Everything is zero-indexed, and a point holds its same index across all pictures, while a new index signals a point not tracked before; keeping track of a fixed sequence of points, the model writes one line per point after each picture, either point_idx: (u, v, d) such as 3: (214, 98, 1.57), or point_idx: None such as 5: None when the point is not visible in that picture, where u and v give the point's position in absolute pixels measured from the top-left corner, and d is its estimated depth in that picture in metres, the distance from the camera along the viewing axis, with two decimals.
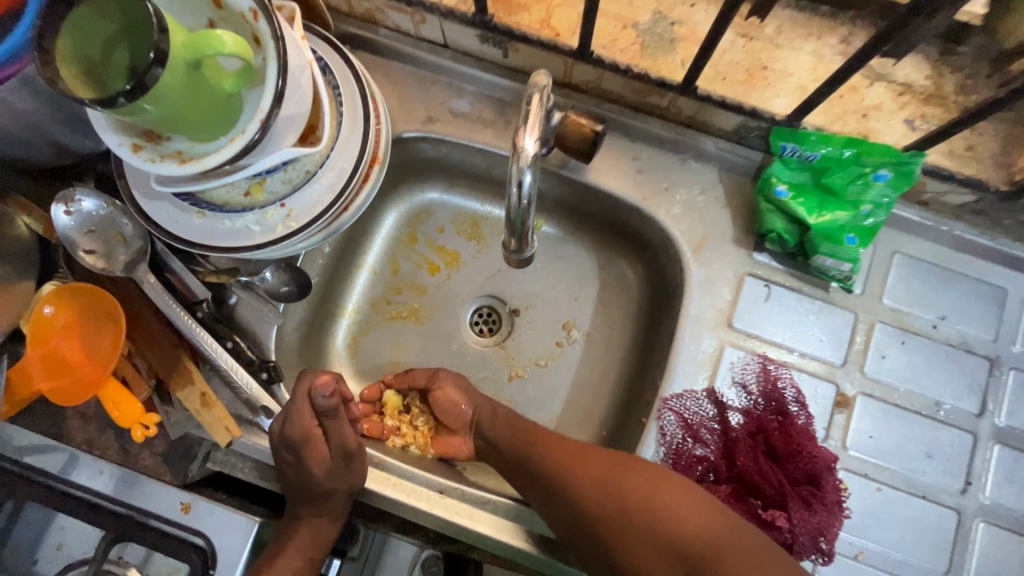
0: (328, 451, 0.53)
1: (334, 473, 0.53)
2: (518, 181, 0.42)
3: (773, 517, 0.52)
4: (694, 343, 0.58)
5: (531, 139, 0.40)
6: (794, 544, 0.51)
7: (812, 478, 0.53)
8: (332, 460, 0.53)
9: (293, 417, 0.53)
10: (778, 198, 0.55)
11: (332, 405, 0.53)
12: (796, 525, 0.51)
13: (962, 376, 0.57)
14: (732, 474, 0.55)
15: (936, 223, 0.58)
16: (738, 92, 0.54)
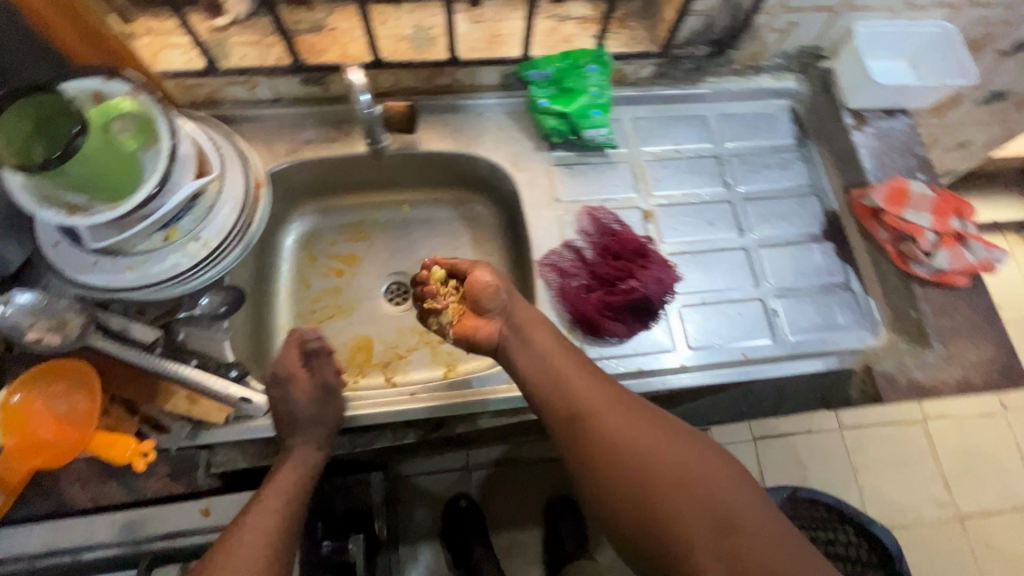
0: (311, 382, 0.65)
1: (315, 401, 0.65)
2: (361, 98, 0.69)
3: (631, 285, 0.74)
4: (540, 220, 0.80)
5: (355, 73, 0.67)
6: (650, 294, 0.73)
7: (642, 253, 0.76)
8: (313, 390, 0.65)
9: (282, 361, 0.66)
10: (543, 107, 0.82)
11: (314, 343, 0.66)
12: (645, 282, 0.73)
13: (706, 171, 0.87)
14: (599, 281, 0.76)
15: (646, 90, 0.89)
16: (487, 53, 0.80)
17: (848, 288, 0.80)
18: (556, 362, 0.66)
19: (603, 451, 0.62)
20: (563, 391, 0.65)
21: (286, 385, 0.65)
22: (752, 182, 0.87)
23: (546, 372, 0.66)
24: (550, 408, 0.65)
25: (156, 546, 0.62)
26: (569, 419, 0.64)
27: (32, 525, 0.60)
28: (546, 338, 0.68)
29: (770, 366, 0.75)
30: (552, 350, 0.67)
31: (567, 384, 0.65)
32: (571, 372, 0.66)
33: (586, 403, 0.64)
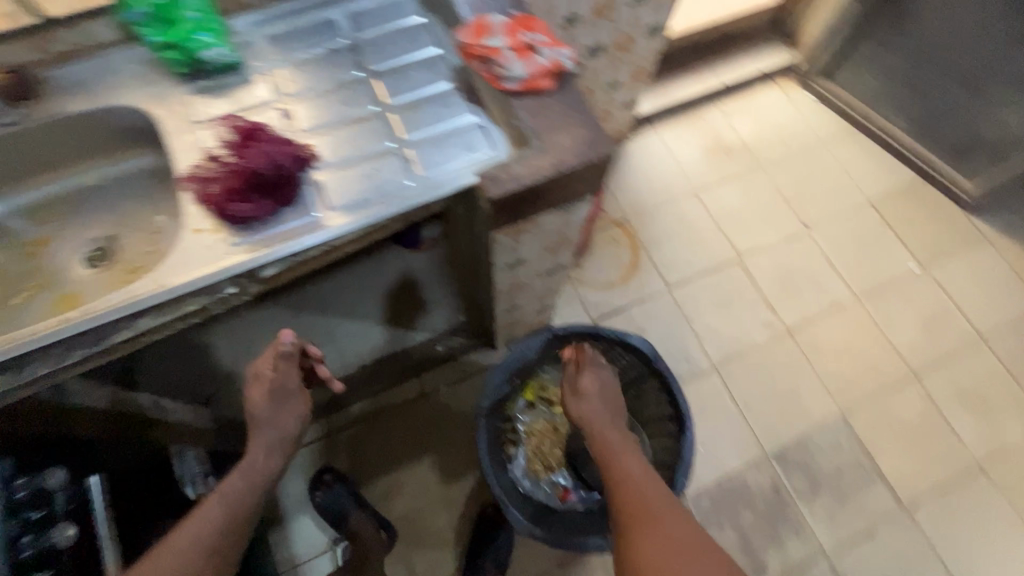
0: (285, 411, 0.90)
1: (275, 408, 0.88)
2: None
3: (237, 161, 0.79)
4: (181, 144, 0.86)
5: None
6: (250, 163, 0.78)
7: (250, 133, 0.82)
8: (280, 397, 0.89)
9: (263, 365, 0.88)
10: (157, 44, 0.88)
11: (287, 350, 0.85)
12: (247, 155, 0.79)
13: (339, 63, 0.95)
14: (222, 171, 0.82)
15: (266, 10, 0.96)
16: (83, 9, 0.86)
17: (478, 126, 0.90)
18: (594, 419, 1.00)
19: (608, 465, 0.92)
20: (602, 436, 0.97)
21: (259, 381, 0.89)
22: (384, 60, 0.96)
23: (588, 421, 1.00)
24: (603, 447, 0.95)
25: None
26: (615, 472, 0.90)
27: None
28: (611, 427, 0.99)
29: (407, 201, 0.83)
30: (598, 417, 0.99)
31: (600, 430, 0.98)
32: (615, 433, 0.97)
33: (625, 470, 0.90)
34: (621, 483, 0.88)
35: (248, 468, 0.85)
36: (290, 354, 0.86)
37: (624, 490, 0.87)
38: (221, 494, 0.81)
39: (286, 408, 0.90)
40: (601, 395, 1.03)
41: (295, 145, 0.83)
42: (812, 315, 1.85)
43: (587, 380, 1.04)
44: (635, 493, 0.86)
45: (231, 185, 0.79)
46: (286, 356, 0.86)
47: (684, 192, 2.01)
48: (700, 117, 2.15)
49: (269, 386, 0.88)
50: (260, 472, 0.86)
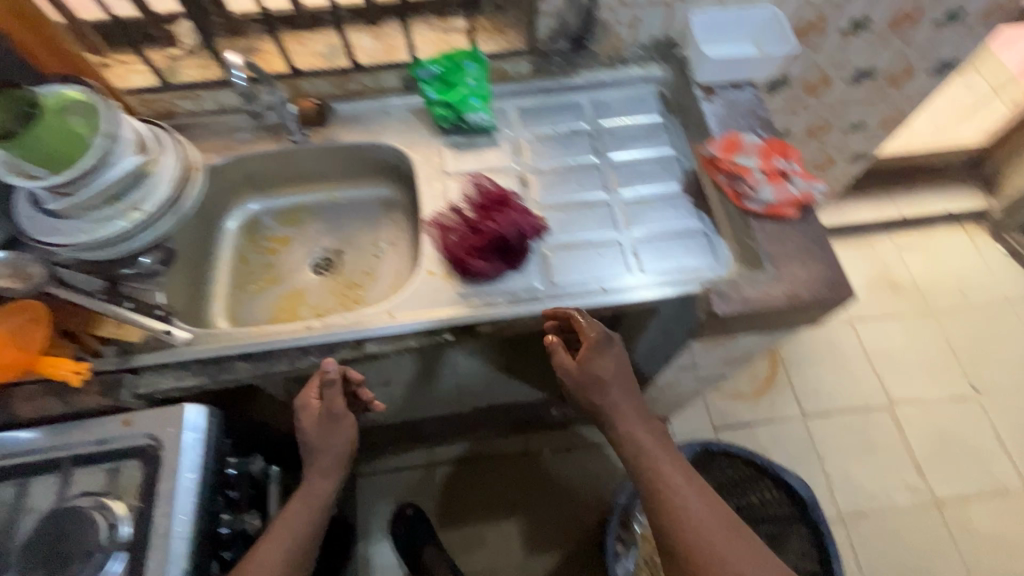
0: (325, 428, 0.82)
1: (324, 432, 0.82)
2: (233, 76, 0.84)
3: (489, 224, 0.85)
4: (430, 190, 0.95)
5: (232, 56, 0.83)
6: (503, 230, 0.84)
7: (504, 201, 0.89)
8: (325, 421, 0.83)
9: (308, 398, 0.84)
10: (432, 100, 0.97)
11: (329, 379, 0.78)
12: (501, 221, 0.85)
13: (579, 145, 1.01)
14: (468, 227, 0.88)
15: (525, 84, 1.04)
16: (384, 60, 0.99)
17: (703, 232, 0.91)
18: (608, 381, 0.81)
19: (665, 511, 0.73)
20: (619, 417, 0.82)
21: (305, 412, 0.84)
22: (621, 150, 1.01)
23: (625, 430, 0.81)
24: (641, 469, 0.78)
25: (85, 451, 0.73)
26: (683, 525, 0.72)
27: None
28: (631, 404, 0.83)
29: (627, 295, 0.85)
30: (617, 399, 0.82)
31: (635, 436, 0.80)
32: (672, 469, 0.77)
33: (697, 533, 0.71)
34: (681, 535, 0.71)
35: (306, 492, 0.81)
36: (331, 385, 0.80)
37: (702, 556, 0.69)
38: (283, 524, 0.76)
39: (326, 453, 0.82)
40: (618, 368, 0.83)
41: (534, 216, 0.87)
42: (969, 493, 1.63)
43: (589, 349, 0.80)
44: (706, 549, 0.69)
45: (473, 244, 0.84)
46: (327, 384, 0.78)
47: (838, 319, 1.89)
48: (871, 245, 2.03)
49: (318, 413, 0.83)
50: (320, 496, 0.80)
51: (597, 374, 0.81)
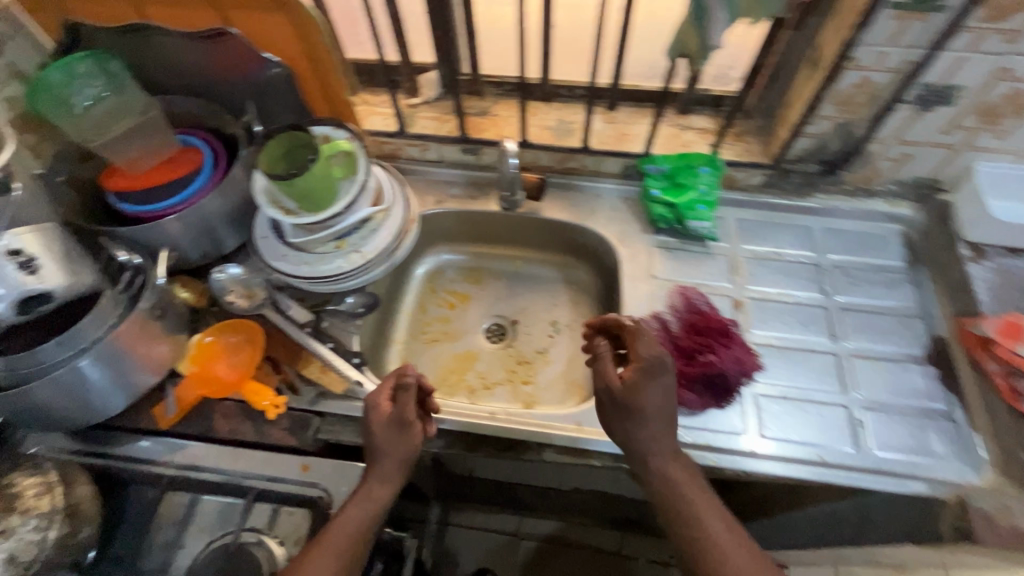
0: (390, 436, 0.68)
1: (391, 437, 0.68)
2: (508, 162, 0.88)
3: (709, 358, 0.79)
4: (635, 291, 0.89)
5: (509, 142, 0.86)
6: (725, 370, 0.78)
7: (724, 333, 0.82)
8: (391, 426, 0.68)
9: (378, 399, 0.70)
10: (655, 197, 0.93)
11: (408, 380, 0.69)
12: (723, 358, 0.79)
13: (805, 276, 0.90)
14: (679, 352, 0.81)
15: (753, 196, 0.97)
16: (614, 146, 0.95)
17: (953, 420, 0.77)
18: (645, 405, 0.65)
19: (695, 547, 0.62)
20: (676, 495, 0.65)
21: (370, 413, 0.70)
22: (855, 293, 0.89)
23: (644, 449, 0.66)
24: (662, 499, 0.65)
25: (261, 486, 0.73)
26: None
27: (184, 442, 0.76)
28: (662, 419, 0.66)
29: (850, 476, 0.73)
30: (654, 409, 0.65)
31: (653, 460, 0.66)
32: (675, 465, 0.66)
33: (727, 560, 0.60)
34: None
35: (364, 494, 0.67)
36: (408, 389, 0.69)
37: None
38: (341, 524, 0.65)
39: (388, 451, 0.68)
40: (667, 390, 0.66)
41: (755, 360, 0.81)
42: None
43: (648, 397, 0.65)
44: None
45: (682, 372, 0.79)
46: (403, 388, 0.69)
47: None
48: None
49: (389, 420, 0.69)
50: (383, 503, 0.67)
51: (624, 405, 0.66)
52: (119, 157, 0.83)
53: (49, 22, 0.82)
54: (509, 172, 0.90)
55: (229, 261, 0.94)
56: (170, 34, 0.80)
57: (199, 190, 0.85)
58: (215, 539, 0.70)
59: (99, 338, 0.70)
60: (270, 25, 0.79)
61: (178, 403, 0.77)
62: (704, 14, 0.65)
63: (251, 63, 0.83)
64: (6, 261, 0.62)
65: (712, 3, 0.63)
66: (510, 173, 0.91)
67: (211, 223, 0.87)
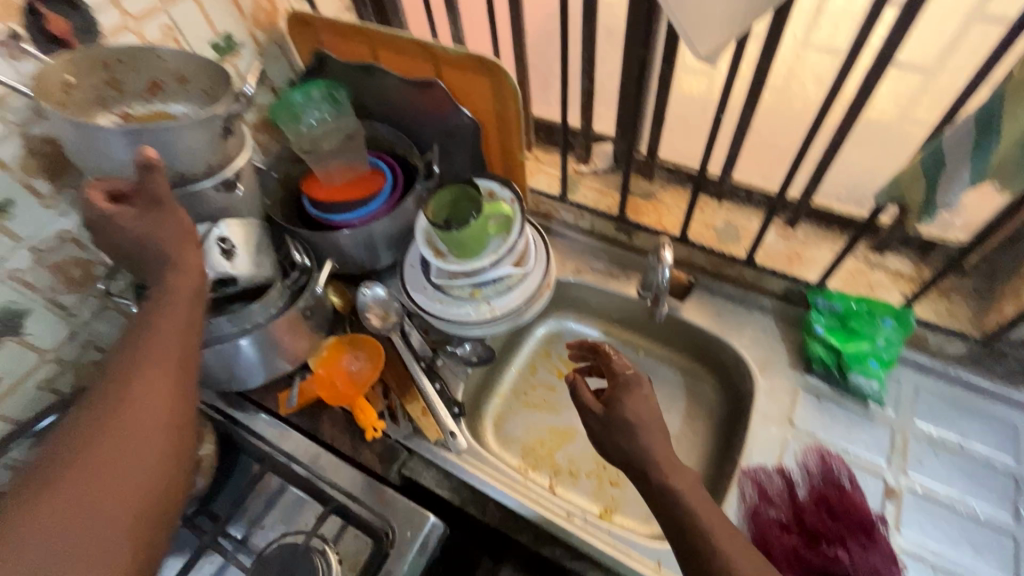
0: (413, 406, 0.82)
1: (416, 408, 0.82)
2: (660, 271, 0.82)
3: (837, 551, 0.67)
4: (763, 432, 0.79)
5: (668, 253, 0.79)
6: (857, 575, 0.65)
7: (864, 527, 0.69)
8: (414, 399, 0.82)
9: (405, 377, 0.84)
10: (818, 333, 0.81)
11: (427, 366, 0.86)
12: (856, 558, 0.66)
13: (994, 487, 0.72)
14: (802, 529, 0.70)
15: (944, 367, 0.80)
16: (782, 267, 0.87)
17: None
18: (658, 457, 0.64)
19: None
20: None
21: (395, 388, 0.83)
22: None
23: (702, 545, 0.58)
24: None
25: (339, 498, 0.77)
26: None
27: (290, 431, 0.82)
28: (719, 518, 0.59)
29: None
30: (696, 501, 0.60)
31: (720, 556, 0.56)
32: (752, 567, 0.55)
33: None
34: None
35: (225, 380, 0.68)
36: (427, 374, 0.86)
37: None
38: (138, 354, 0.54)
39: (156, 268, 0.59)
40: (663, 434, 0.66)
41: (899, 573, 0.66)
42: None
43: (633, 399, 0.69)
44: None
45: (798, 552, 0.68)
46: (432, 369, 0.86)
47: None
48: None
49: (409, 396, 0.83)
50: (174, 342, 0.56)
51: (650, 475, 0.63)
52: (320, 168, 0.96)
53: (305, 48, 0.97)
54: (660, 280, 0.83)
55: (378, 276, 1.03)
56: (392, 77, 0.91)
57: (373, 212, 0.95)
58: (291, 532, 0.77)
59: (260, 322, 0.80)
60: (473, 86, 0.85)
61: (300, 397, 0.84)
62: (939, 171, 0.55)
63: (447, 113, 0.91)
64: (215, 245, 0.74)
65: (954, 162, 0.54)
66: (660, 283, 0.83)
67: (375, 242, 0.96)
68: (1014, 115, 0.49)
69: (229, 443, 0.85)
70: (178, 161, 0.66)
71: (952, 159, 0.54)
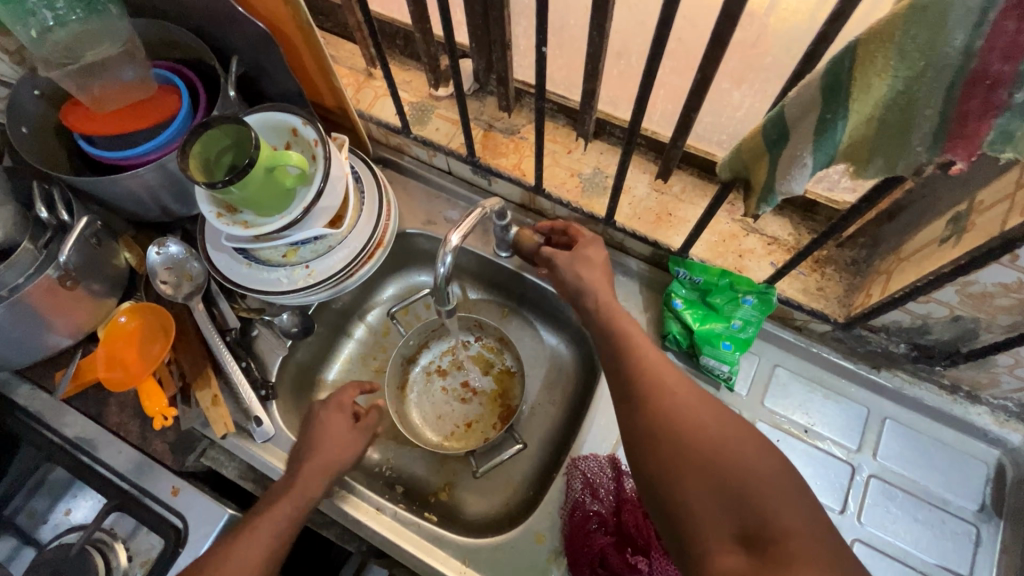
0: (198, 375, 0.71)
1: (205, 379, 0.71)
2: (442, 260, 0.61)
3: (637, 560, 0.63)
4: (604, 416, 0.72)
5: (455, 236, 0.60)
6: None
7: None
8: (200, 367, 0.71)
9: (194, 343, 0.73)
10: (675, 308, 0.72)
11: (222, 322, 0.75)
12: (656, 569, 0.62)
13: (830, 477, 0.68)
14: (617, 528, 0.65)
15: (807, 344, 0.73)
16: (648, 229, 0.74)
17: None
18: (597, 286, 0.65)
19: (703, 450, 0.47)
20: (666, 388, 0.52)
21: (183, 360, 0.72)
22: (884, 526, 0.66)
23: (632, 360, 0.56)
24: (645, 402, 0.52)
25: (125, 492, 0.69)
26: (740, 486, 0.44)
27: (73, 415, 0.72)
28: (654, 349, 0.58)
29: None
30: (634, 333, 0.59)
31: (644, 366, 0.55)
32: (679, 382, 0.53)
33: (736, 448, 0.46)
34: (749, 484, 0.44)
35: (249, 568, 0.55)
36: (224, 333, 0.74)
37: (782, 542, 0.40)
38: None
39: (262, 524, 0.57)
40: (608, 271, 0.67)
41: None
42: None
43: (594, 249, 0.67)
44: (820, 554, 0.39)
45: (605, 555, 0.63)
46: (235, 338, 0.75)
47: None
48: None
49: (196, 366, 0.71)
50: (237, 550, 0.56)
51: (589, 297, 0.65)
52: (83, 92, 0.73)
53: None
54: (439, 273, 0.62)
55: (191, 223, 0.86)
56: None
57: (168, 146, 0.77)
58: (72, 528, 0.69)
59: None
60: None
61: (71, 380, 0.71)
62: (781, 146, 0.41)
63: (235, 18, 0.69)
64: None
65: (797, 136, 0.40)
66: (439, 275, 0.63)
67: (172, 187, 0.79)
68: (865, 83, 0.34)
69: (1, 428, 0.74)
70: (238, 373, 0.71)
71: (795, 132, 0.40)
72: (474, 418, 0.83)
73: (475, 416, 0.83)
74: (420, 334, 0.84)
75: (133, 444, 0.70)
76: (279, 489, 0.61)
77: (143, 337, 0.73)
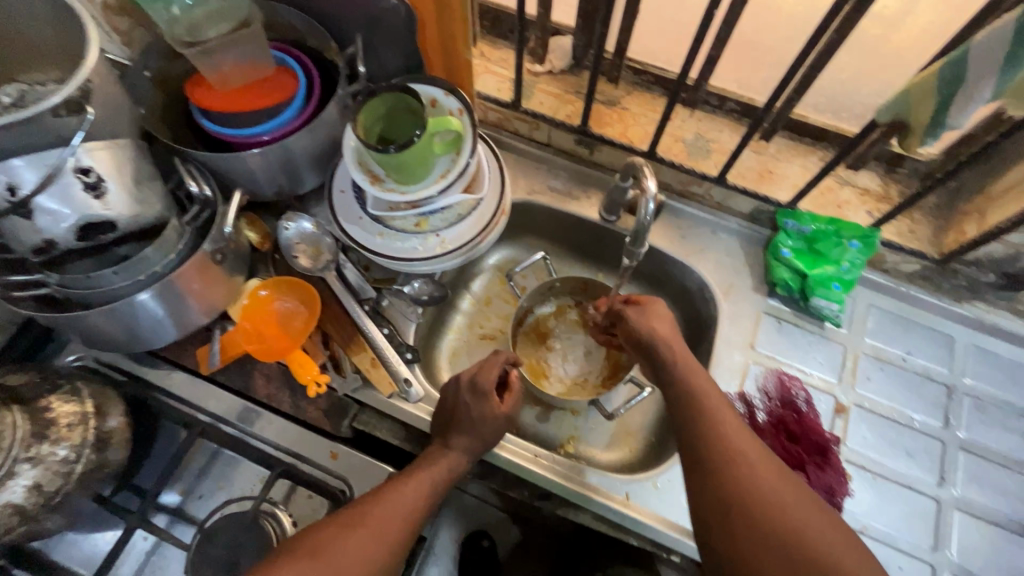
0: (347, 343, 0.74)
1: (353, 346, 0.73)
2: (645, 208, 0.59)
3: None
4: (727, 358, 0.78)
5: (653, 183, 0.58)
6: None
7: (823, 451, 0.72)
8: (347, 336, 0.74)
9: (335, 314, 0.75)
10: (784, 257, 0.79)
11: (358, 291, 0.77)
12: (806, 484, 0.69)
13: (930, 397, 0.77)
14: None
15: (896, 284, 0.82)
16: (753, 186, 0.81)
17: None
18: (666, 337, 0.67)
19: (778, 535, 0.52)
20: (731, 445, 0.57)
21: (331, 329, 0.74)
22: (981, 435, 0.75)
23: (709, 432, 0.59)
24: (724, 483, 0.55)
25: (287, 459, 0.70)
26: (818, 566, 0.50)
27: (219, 391, 0.73)
28: (729, 413, 0.61)
29: None
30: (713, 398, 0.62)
31: (727, 441, 0.58)
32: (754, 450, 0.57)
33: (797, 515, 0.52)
34: (826, 571, 0.49)
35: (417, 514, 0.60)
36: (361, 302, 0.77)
37: None
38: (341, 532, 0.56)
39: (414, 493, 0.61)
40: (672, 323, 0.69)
41: (846, 488, 0.71)
42: None
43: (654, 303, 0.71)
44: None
45: None
46: (371, 309, 0.77)
47: None
48: None
49: (344, 335, 0.74)
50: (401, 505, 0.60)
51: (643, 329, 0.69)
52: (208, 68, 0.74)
53: None
54: (641, 219, 0.60)
55: (299, 201, 0.87)
56: None
57: (289, 123, 0.77)
58: (233, 500, 0.70)
59: (156, 272, 0.65)
60: None
61: (221, 354, 0.73)
62: (958, 85, 0.48)
63: None
64: (74, 178, 0.56)
65: (979, 73, 0.47)
66: (641, 223, 0.61)
67: (294, 164, 0.80)
68: None
69: (140, 409, 0.73)
70: (374, 466, 0.69)
71: (974, 71, 0.47)
72: (584, 376, 0.87)
73: (582, 375, 0.87)
74: (533, 297, 0.88)
75: (288, 414, 0.72)
76: (433, 451, 0.67)
77: (284, 311, 0.76)
